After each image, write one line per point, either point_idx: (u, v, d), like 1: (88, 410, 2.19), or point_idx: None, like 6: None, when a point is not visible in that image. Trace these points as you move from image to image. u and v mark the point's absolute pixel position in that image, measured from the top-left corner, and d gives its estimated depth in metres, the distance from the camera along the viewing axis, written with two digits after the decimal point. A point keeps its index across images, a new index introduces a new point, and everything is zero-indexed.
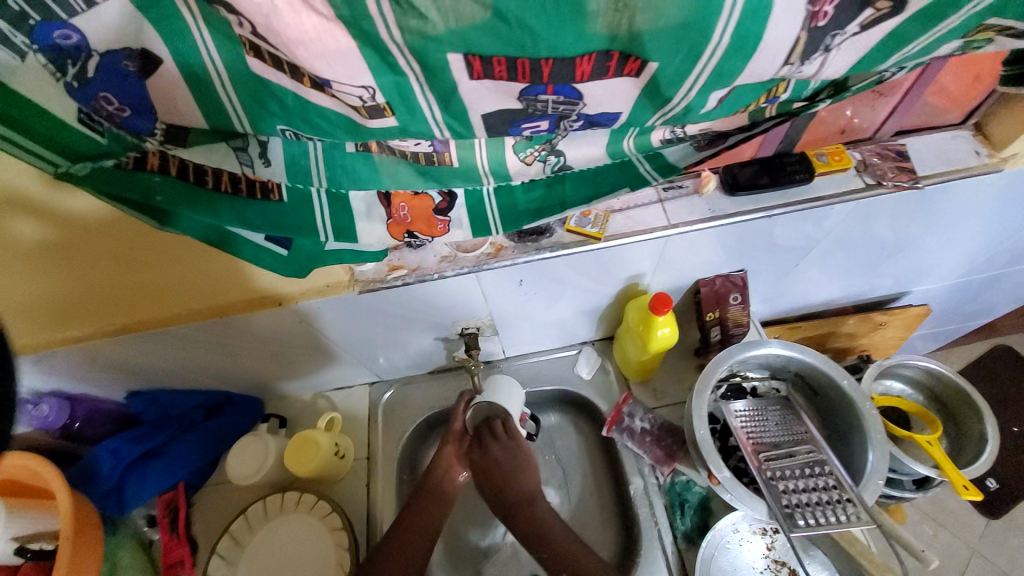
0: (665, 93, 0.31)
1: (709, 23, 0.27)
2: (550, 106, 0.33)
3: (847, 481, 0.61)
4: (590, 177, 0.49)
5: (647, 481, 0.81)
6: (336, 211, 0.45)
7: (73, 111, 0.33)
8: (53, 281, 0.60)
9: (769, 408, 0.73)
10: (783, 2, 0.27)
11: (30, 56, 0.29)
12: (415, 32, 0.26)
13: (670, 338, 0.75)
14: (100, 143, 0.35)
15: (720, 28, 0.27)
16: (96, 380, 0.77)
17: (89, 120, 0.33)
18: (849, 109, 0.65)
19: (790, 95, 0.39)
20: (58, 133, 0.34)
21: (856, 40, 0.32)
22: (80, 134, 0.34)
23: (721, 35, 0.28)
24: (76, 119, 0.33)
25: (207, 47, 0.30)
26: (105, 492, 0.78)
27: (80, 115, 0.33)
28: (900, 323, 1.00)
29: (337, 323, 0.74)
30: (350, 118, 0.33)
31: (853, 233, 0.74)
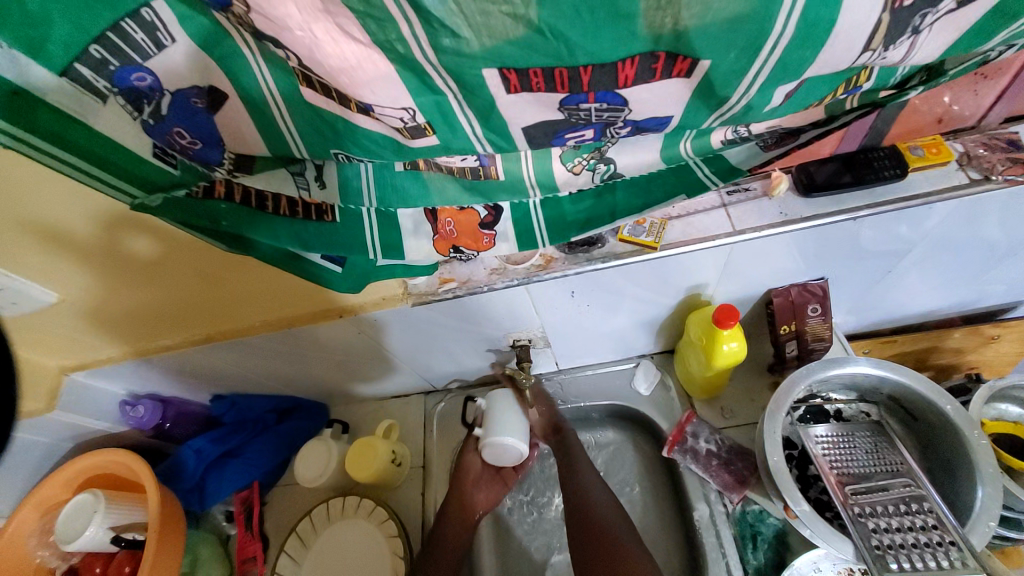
0: (721, 93, 0.29)
1: (770, 15, 0.25)
2: (593, 114, 0.31)
3: (950, 520, 0.53)
4: (643, 184, 0.46)
5: (714, 508, 0.74)
6: (385, 229, 0.46)
7: (147, 147, 0.35)
8: (150, 295, 0.67)
9: (856, 433, 0.65)
10: None
11: (110, 98, 0.32)
12: (450, 50, 0.26)
13: (739, 352, 0.69)
14: (172, 175, 0.38)
15: (783, 17, 0.25)
16: (183, 384, 0.86)
17: (162, 154, 0.36)
18: (946, 96, 0.57)
19: (873, 85, 0.35)
20: (134, 167, 0.37)
21: (951, 19, 0.29)
22: (152, 167, 0.37)
23: (783, 26, 0.25)
24: (150, 153, 0.36)
25: (265, 80, 0.31)
26: (189, 488, 0.87)
27: (153, 150, 0.36)
28: (1018, 336, 0.86)
29: (394, 335, 0.76)
30: (394, 140, 0.33)
31: (958, 235, 0.65)
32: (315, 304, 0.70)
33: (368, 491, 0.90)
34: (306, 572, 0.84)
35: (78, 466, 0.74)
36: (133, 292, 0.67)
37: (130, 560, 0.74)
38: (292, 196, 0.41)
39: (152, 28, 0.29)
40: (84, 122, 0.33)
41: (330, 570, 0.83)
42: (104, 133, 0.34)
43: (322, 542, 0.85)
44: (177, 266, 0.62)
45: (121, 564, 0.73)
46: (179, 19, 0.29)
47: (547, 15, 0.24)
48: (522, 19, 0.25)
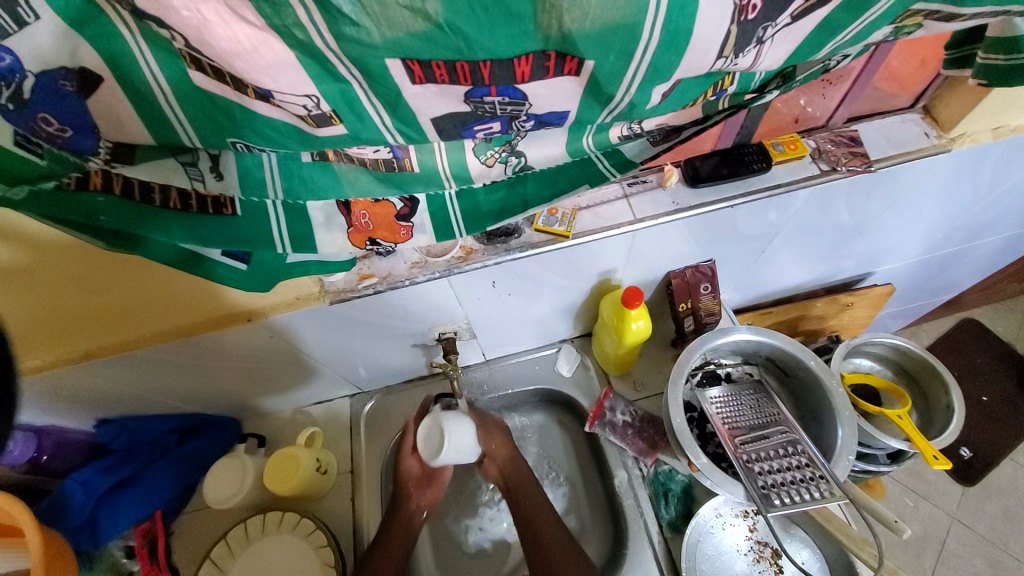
0: (606, 91, 0.32)
1: (638, 21, 0.28)
2: (497, 107, 0.33)
3: (820, 458, 0.63)
4: (551, 176, 0.49)
5: (631, 473, 0.82)
6: (294, 221, 0.44)
7: (6, 135, 0.30)
8: (1, 311, 0.58)
9: (743, 393, 0.75)
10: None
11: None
12: (351, 39, 0.26)
13: (644, 330, 0.76)
14: (38, 166, 0.33)
15: (649, 23, 0.28)
16: (58, 411, 0.75)
17: (26, 144, 0.31)
18: (802, 99, 0.67)
19: (737, 88, 0.41)
20: (3, 162, 0.32)
21: (789, 30, 0.33)
22: (14, 157, 0.32)
23: (651, 30, 0.28)
24: (10, 142, 0.31)
25: (147, 62, 0.29)
26: (78, 527, 0.75)
27: (15, 139, 0.31)
28: (865, 302, 1.03)
29: (312, 337, 0.73)
30: (298, 128, 0.32)
31: (814, 218, 0.77)
32: (220, 306, 0.65)
33: (292, 503, 0.86)
34: None
35: None
36: None
37: None
38: (185, 189, 0.38)
39: (10, 2, 0.26)
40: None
41: None
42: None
43: (243, 565, 0.79)
44: (38, 273, 0.54)
45: None
46: None
47: (445, 11, 0.26)
48: (422, 12, 0.26)
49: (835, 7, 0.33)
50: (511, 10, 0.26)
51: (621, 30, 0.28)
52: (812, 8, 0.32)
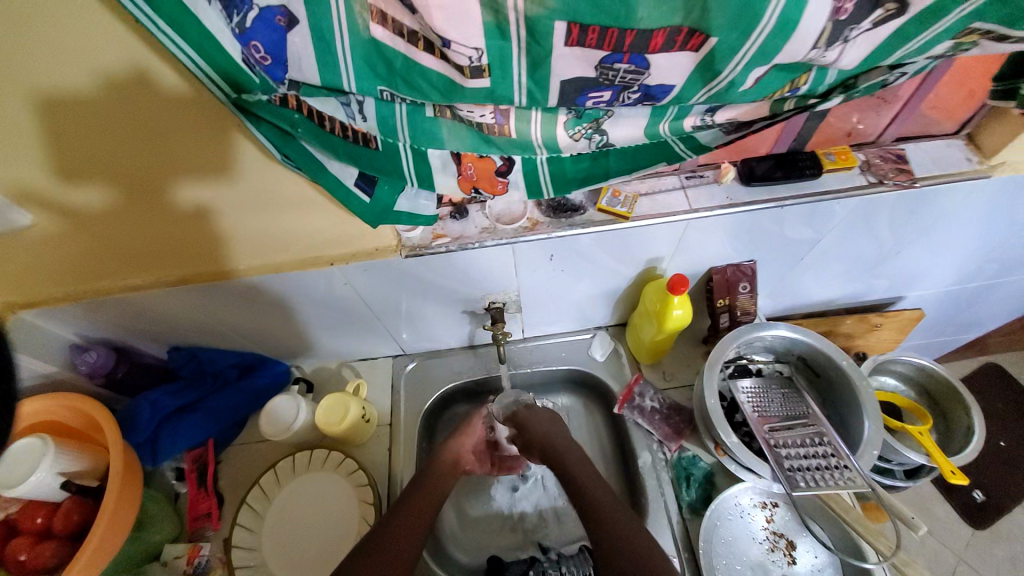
0: (716, 67, 0.37)
1: (760, 9, 0.33)
2: (619, 75, 0.38)
3: (844, 450, 0.67)
4: (632, 153, 0.55)
5: (655, 456, 0.86)
6: (418, 162, 0.50)
7: (238, 52, 0.38)
8: (107, 244, 0.66)
9: (773, 387, 0.79)
10: None
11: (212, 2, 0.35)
12: (536, 2, 0.33)
13: (684, 318, 0.81)
14: (254, 83, 0.40)
15: (771, 10, 0.33)
16: (140, 333, 0.83)
17: (248, 62, 0.38)
18: (854, 115, 0.72)
19: (808, 89, 0.45)
20: (225, 67, 0.39)
21: (869, 36, 0.38)
22: (242, 73, 0.39)
23: (770, 15, 0.33)
24: (240, 59, 0.38)
25: (338, 8, 0.35)
26: (140, 442, 0.85)
27: (242, 55, 0.38)
28: (894, 325, 1.06)
29: (374, 290, 0.80)
30: (450, 79, 0.38)
31: (855, 232, 0.81)
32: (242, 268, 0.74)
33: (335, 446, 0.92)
34: (268, 525, 0.84)
35: (39, 404, 0.73)
36: (91, 240, 0.66)
37: (79, 508, 0.72)
38: (344, 123, 0.46)
39: None
40: (195, 16, 0.36)
41: (294, 523, 0.84)
42: (210, 31, 0.37)
43: (286, 496, 0.86)
44: (135, 212, 0.62)
45: (69, 511, 0.71)
46: None
47: None
48: None
49: (907, 20, 0.37)
50: None
51: (751, 7, 0.33)
52: (889, 19, 0.37)
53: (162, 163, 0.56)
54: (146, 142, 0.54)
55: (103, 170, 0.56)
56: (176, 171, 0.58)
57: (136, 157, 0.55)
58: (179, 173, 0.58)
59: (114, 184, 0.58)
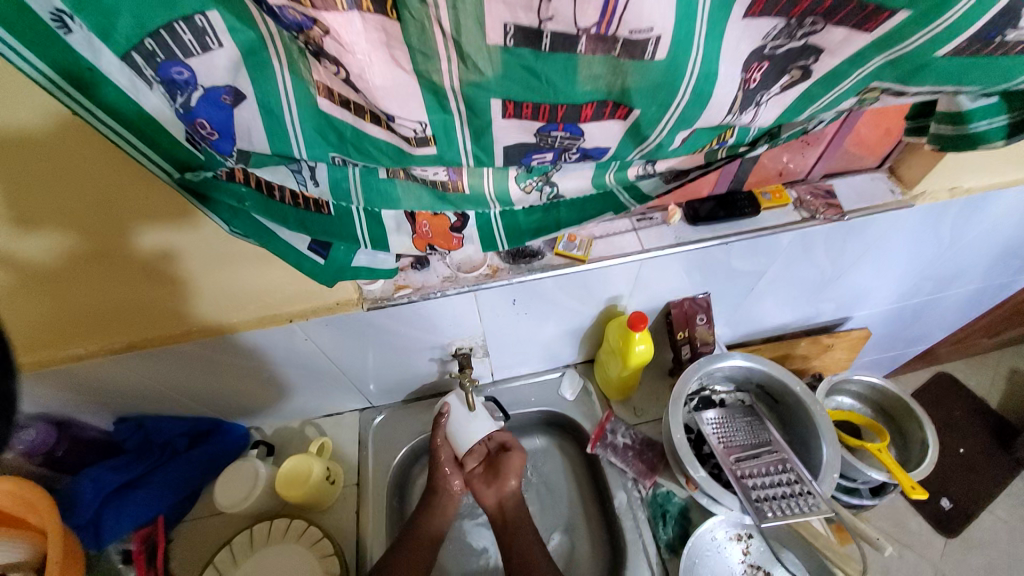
0: (644, 133, 0.40)
1: (676, 84, 0.35)
2: (557, 140, 0.41)
3: (807, 476, 0.69)
4: (580, 204, 0.58)
5: (631, 495, 0.86)
6: (372, 225, 0.52)
7: (180, 130, 0.38)
8: (51, 306, 0.63)
9: (736, 416, 0.81)
10: (726, 67, 0.36)
11: (155, 86, 0.35)
12: (471, 82, 0.34)
13: (647, 353, 0.83)
14: (198, 159, 0.40)
15: (685, 84, 0.35)
16: (81, 406, 0.78)
17: (192, 141, 0.39)
18: (784, 156, 0.79)
19: (735, 140, 0.49)
20: (166, 146, 0.39)
21: (779, 98, 0.42)
22: (186, 151, 0.40)
23: (685, 88, 0.36)
24: (183, 138, 0.39)
25: (284, 84, 0.36)
26: (82, 524, 0.75)
27: (186, 135, 0.38)
28: (845, 344, 1.12)
29: (336, 344, 0.78)
30: (399, 147, 0.40)
31: (798, 261, 0.87)
32: (200, 323, 0.71)
33: (299, 512, 0.87)
34: None
35: None
36: (31, 304, 0.62)
37: None
38: (294, 190, 0.46)
39: (202, 32, 0.33)
40: (135, 102, 0.36)
41: None
42: (150, 114, 0.37)
43: (245, 572, 0.80)
44: (88, 273, 0.60)
45: None
46: (230, 29, 0.33)
47: (546, 66, 0.34)
48: (523, 64, 0.34)
49: (813, 83, 0.41)
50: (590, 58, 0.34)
51: (666, 87, 0.35)
52: (796, 83, 0.41)
53: (122, 207, 0.54)
54: (101, 186, 0.51)
55: (54, 218, 0.53)
56: (136, 215, 0.55)
57: (92, 202, 0.52)
58: (140, 217, 0.55)
59: (73, 242, 0.56)
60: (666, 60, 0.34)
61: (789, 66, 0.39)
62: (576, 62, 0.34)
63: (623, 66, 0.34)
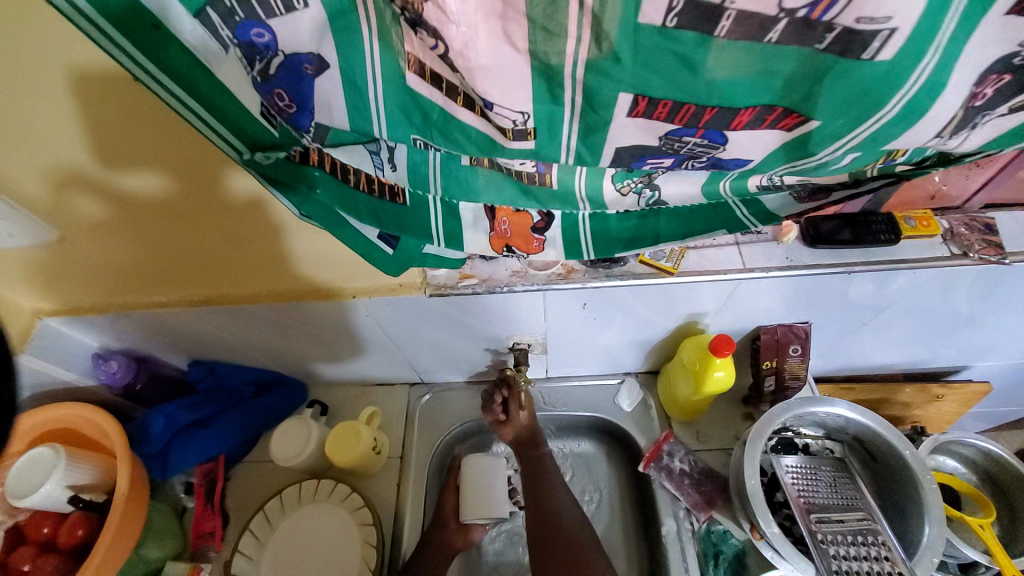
0: (810, 149, 0.31)
1: (885, 95, 0.27)
2: (688, 147, 0.33)
3: (900, 554, 0.60)
4: (686, 215, 0.49)
5: (681, 525, 0.79)
6: (447, 217, 0.47)
7: (256, 104, 0.35)
8: (140, 253, 0.66)
9: (822, 467, 0.70)
10: (957, 81, 0.27)
11: (231, 49, 0.31)
12: (598, 69, 0.28)
13: (726, 380, 0.74)
14: (271, 136, 0.37)
15: (896, 100, 0.27)
16: (161, 346, 0.83)
17: (267, 114, 0.35)
18: (940, 176, 0.64)
19: (904, 160, 0.38)
20: (238, 120, 0.36)
21: (1001, 122, 0.30)
22: (259, 125, 0.36)
23: (892, 106, 0.27)
24: (257, 111, 0.35)
25: (372, 56, 0.31)
26: (152, 454, 0.84)
27: (261, 108, 0.35)
28: (958, 397, 0.95)
29: (394, 322, 0.76)
30: (490, 137, 0.34)
31: (928, 301, 0.72)
32: (268, 288, 0.71)
33: (342, 476, 0.89)
34: (268, 553, 0.82)
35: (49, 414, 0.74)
36: (124, 248, 0.65)
37: (84, 521, 0.71)
38: (371, 174, 0.42)
39: None
40: (210, 69, 0.33)
41: (294, 555, 0.81)
42: (224, 84, 0.33)
43: (289, 524, 0.84)
44: (173, 225, 0.61)
45: (74, 524, 0.70)
46: None
47: (706, 57, 0.26)
48: (680, 54, 0.26)
49: None
50: (771, 67, 0.26)
51: (870, 97, 0.27)
52: None
53: (212, 164, 0.53)
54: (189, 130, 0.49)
55: (151, 159, 0.52)
56: (220, 176, 0.54)
57: (184, 147, 0.51)
58: (227, 177, 0.54)
59: (163, 190, 0.56)
60: (889, 62, 0.25)
61: None
62: (744, 52, 0.26)
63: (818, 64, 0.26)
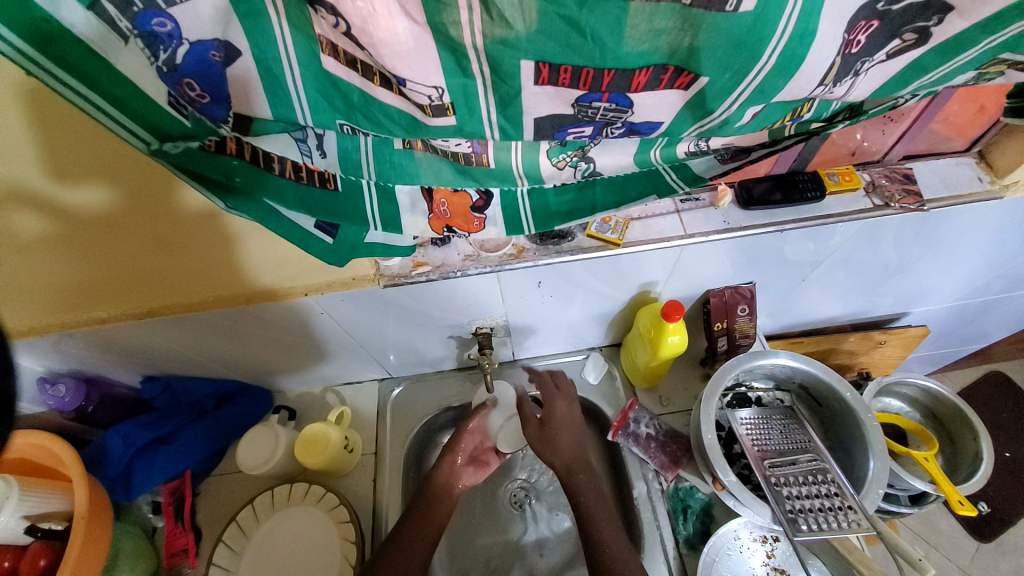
0: (709, 106, 0.33)
1: (761, 44, 0.29)
2: (600, 113, 0.35)
3: (848, 489, 0.64)
4: (620, 183, 0.51)
5: (650, 486, 0.83)
6: (383, 203, 0.47)
7: (163, 94, 0.33)
8: (79, 266, 0.63)
9: (773, 417, 0.75)
10: (828, 25, 0.29)
11: (131, 39, 0.30)
12: (497, 38, 0.29)
13: (680, 344, 0.77)
14: (183, 127, 0.36)
15: (770, 48, 0.29)
16: (109, 365, 0.80)
17: (177, 105, 0.34)
18: (859, 133, 0.69)
19: (812, 116, 0.41)
20: (145, 113, 0.34)
21: (882, 67, 0.33)
22: (167, 116, 0.35)
23: (769, 55, 0.30)
24: (165, 102, 0.34)
25: (284, 38, 0.31)
26: (115, 476, 0.81)
27: (169, 99, 0.34)
28: (899, 342, 1.02)
29: (352, 318, 0.76)
30: (412, 115, 0.34)
31: (859, 252, 0.77)
32: (221, 293, 0.69)
33: (317, 477, 0.89)
34: (245, 563, 0.80)
35: None
36: (61, 262, 0.62)
37: (46, 552, 0.68)
38: (297, 161, 0.42)
39: None
40: (106, 59, 0.31)
41: (272, 562, 0.80)
42: (127, 76, 0.32)
43: (265, 530, 0.83)
44: (118, 233, 0.59)
45: (35, 556, 0.67)
46: None
47: (591, 19, 0.28)
48: (570, 20, 0.28)
49: (928, 50, 0.33)
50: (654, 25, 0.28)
51: (745, 49, 0.29)
52: (909, 49, 0.33)
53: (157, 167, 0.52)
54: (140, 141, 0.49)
55: (91, 164, 0.51)
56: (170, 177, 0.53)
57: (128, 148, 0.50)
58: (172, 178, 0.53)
59: (108, 194, 0.54)
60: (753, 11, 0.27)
61: (902, 26, 0.31)
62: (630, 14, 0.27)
63: (695, 20, 0.27)
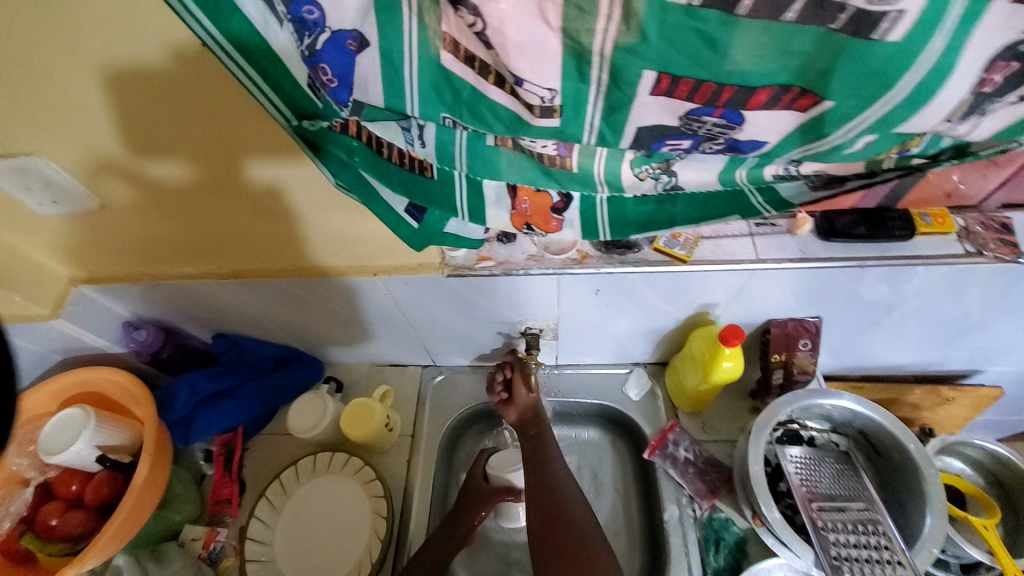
0: (823, 130, 0.33)
1: (896, 75, 0.29)
2: (707, 127, 0.35)
3: (899, 544, 0.61)
4: (701, 200, 0.50)
5: (683, 512, 0.80)
6: (471, 196, 0.49)
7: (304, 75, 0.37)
8: (169, 227, 0.69)
9: (825, 460, 0.71)
10: (965, 64, 0.28)
11: (284, 23, 0.34)
12: (624, 47, 0.30)
13: (733, 370, 0.76)
14: (316, 107, 0.39)
15: (906, 79, 0.28)
16: (186, 317, 0.87)
17: (313, 88, 0.37)
18: (957, 174, 0.63)
19: (919, 150, 0.40)
20: (288, 90, 0.38)
21: (1013, 109, 0.32)
22: (305, 96, 0.39)
23: (903, 86, 0.29)
24: (306, 82, 0.37)
25: (411, 36, 0.33)
26: (175, 421, 0.88)
27: (308, 80, 0.37)
28: (967, 401, 0.94)
29: (408, 301, 0.78)
30: (518, 115, 0.36)
31: (941, 301, 0.72)
32: (292, 262, 0.74)
33: (355, 450, 0.92)
34: (282, 521, 0.85)
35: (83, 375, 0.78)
36: (154, 222, 0.68)
37: (109, 481, 0.75)
38: (401, 149, 0.45)
39: None
40: (265, 40, 0.35)
41: (308, 524, 0.85)
42: (281, 58, 0.36)
43: (304, 492, 0.87)
44: (200, 201, 0.64)
45: (100, 483, 0.74)
46: None
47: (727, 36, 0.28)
48: (705, 35, 0.28)
49: None
50: (790, 46, 0.28)
51: (881, 77, 0.29)
52: None
53: (237, 141, 0.55)
54: (217, 124, 0.53)
55: (174, 136, 0.55)
56: (245, 153, 0.57)
57: (208, 123, 0.53)
58: (248, 153, 0.57)
59: (189, 164, 0.59)
60: (898, 42, 0.27)
61: None
62: (763, 35, 0.28)
63: (834, 45, 0.28)
